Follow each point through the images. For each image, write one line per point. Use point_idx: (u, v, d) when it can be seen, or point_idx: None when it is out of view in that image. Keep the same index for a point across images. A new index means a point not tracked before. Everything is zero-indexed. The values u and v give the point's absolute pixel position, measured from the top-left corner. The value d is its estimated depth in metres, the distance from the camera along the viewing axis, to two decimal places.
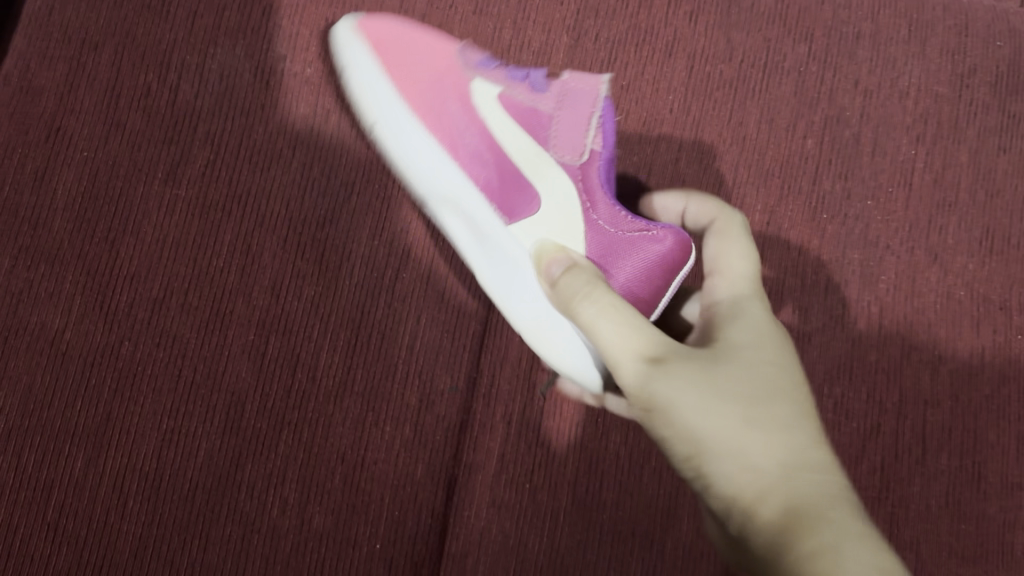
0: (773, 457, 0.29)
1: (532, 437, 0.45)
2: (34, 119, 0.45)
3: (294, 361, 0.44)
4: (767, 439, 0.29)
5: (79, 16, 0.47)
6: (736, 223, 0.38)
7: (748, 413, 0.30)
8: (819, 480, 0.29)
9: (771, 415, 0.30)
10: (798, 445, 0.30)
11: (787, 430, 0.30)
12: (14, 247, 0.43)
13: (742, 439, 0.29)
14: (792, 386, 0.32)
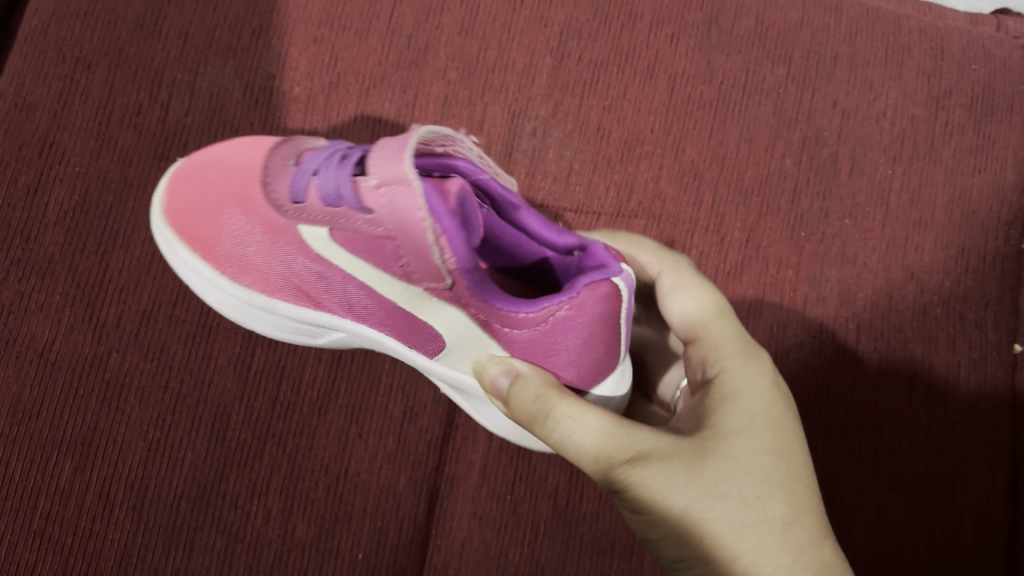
0: (755, 553, 0.31)
1: (512, 449, 0.46)
2: (28, 135, 0.46)
3: (279, 373, 0.45)
4: (759, 542, 0.31)
5: (73, 35, 0.48)
6: (681, 274, 0.40)
7: (724, 513, 0.31)
8: None
9: (749, 507, 0.31)
10: (778, 536, 0.31)
11: (763, 523, 0.31)
12: (6, 260, 0.44)
13: (724, 540, 0.31)
14: (767, 468, 0.33)
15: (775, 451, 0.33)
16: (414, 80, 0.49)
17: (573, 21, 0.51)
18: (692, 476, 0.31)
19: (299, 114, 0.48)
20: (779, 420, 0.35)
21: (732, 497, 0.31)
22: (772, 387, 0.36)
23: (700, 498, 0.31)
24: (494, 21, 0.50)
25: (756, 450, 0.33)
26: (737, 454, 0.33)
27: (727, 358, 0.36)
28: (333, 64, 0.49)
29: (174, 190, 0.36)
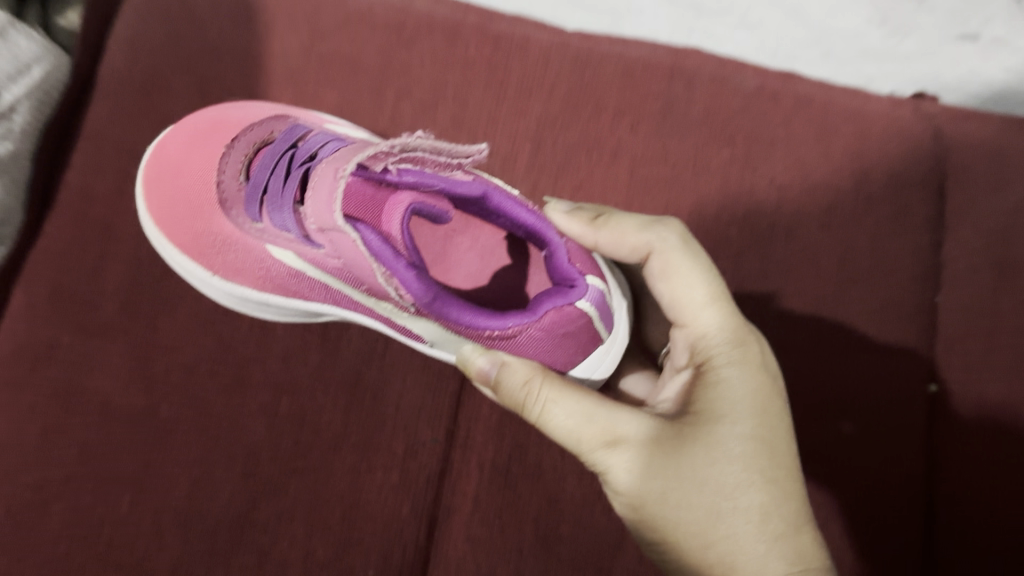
0: (716, 531, 0.38)
1: (499, 480, 0.54)
2: (90, 220, 0.55)
3: (301, 417, 0.53)
4: (720, 523, 0.38)
5: (126, 135, 0.57)
6: (672, 255, 0.44)
7: (693, 496, 0.38)
8: (769, 559, 0.38)
9: (716, 492, 0.38)
10: (743, 518, 0.38)
11: (728, 506, 0.38)
12: (73, 325, 0.53)
13: (689, 519, 0.38)
14: (743, 456, 0.39)
15: (754, 440, 0.39)
16: None
17: (547, 113, 0.59)
18: (662, 464, 0.39)
19: None
20: (763, 407, 0.41)
21: (706, 485, 0.38)
22: (755, 373, 0.42)
23: (675, 486, 0.38)
24: (481, 115, 0.59)
25: (734, 440, 0.39)
26: (713, 443, 0.39)
27: (716, 348, 0.42)
28: None
29: (157, 204, 0.53)
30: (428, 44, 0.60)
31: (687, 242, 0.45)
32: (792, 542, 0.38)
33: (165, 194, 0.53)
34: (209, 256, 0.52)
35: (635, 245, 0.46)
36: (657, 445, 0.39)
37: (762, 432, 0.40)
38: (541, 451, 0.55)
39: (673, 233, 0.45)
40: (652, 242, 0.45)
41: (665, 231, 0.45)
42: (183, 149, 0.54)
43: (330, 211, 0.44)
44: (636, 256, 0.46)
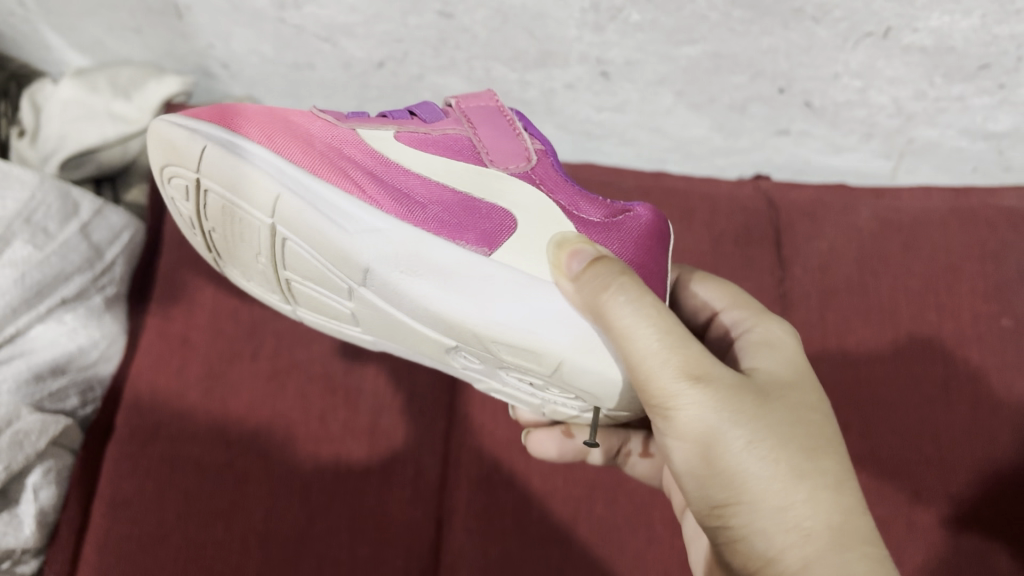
0: (800, 482, 0.45)
1: (483, 486, 0.76)
2: (171, 335, 0.77)
3: (337, 459, 0.75)
4: (807, 476, 0.45)
5: (191, 274, 0.80)
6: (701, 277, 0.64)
7: (781, 445, 0.46)
8: (847, 521, 0.44)
9: (797, 447, 0.46)
10: (820, 476, 0.45)
11: (809, 461, 0.46)
12: (169, 410, 0.74)
13: (778, 466, 0.45)
14: (812, 423, 0.48)
15: (814, 410, 0.49)
16: None
17: None
18: (749, 407, 0.46)
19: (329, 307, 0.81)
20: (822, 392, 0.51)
21: (795, 445, 0.46)
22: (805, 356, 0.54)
23: (765, 436, 0.45)
24: None
25: (801, 408, 0.48)
26: (783, 407, 0.48)
27: (765, 337, 0.55)
28: None
29: (200, 113, 0.50)
30: None
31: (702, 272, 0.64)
32: (861, 505, 0.46)
33: (214, 108, 0.51)
34: (266, 135, 0.49)
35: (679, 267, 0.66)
36: (740, 395, 0.46)
37: (827, 416, 0.49)
38: (512, 463, 0.77)
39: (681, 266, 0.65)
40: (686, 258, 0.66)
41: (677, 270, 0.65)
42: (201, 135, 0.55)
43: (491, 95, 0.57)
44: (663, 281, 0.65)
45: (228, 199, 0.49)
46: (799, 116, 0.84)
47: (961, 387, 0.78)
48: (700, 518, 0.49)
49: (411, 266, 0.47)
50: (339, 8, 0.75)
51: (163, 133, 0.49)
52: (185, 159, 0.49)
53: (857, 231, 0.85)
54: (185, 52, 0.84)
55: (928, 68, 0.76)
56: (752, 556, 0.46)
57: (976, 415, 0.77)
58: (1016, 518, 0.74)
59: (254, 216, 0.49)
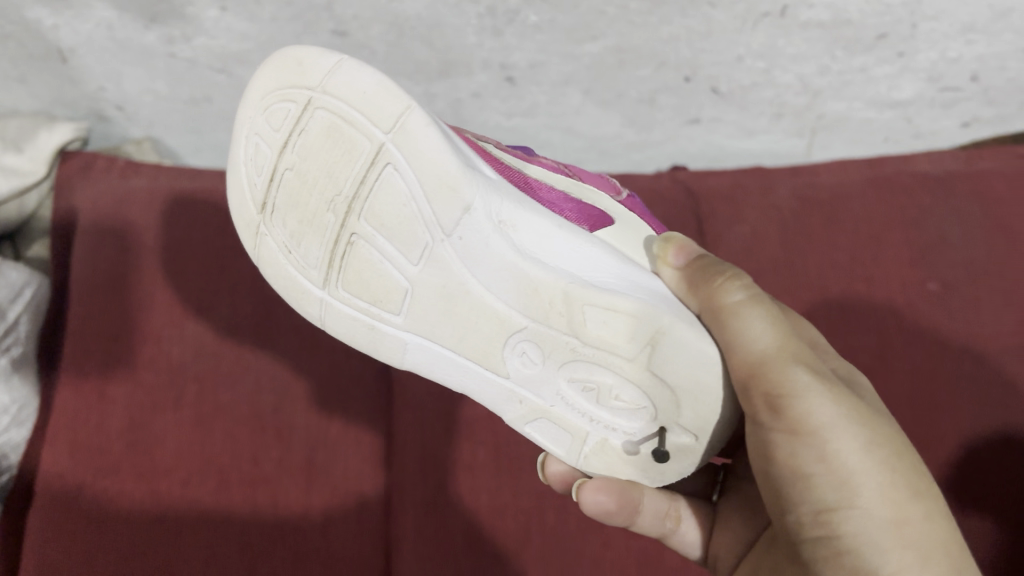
0: (911, 494, 0.46)
1: (429, 511, 0.74)
2: (86, 392, 0.74)
3: (274, 500, 0.72)
4: (915, 487, 0.47)
5: (101, 324, 0.77)
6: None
7: (893, 451, 0.47)
8: (945, 539, 0.46)
9: (904, 456, 0.47)
10: (924, 491, 0.47)
11: (917, 473, 0.47)
12: (93, 470, 0.72)
13: (891, 476, 0.46)
14: None
15: None
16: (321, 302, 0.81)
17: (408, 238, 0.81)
18: (864, 411, 0.47)
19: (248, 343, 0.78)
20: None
21: (904, 451, 0.47)
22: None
23: (876, 443, 0.46)
24: None
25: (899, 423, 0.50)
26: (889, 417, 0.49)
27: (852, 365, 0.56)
28: (267, 309, 0.79)
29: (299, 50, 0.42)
30: None
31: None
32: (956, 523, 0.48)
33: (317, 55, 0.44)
34: None
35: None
36: (850, 395, 0.47)
37: None
38: (457, 483, 0.75)
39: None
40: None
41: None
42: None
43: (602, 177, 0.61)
44: None
45: (341, 119, 0.39)
46: (707, 103, 0.84)
47: (903, 352, 0.78)
48: (799, 532, 0.49)
49: (512, 220, 0.42)
50: (230, 37, 0.73)
51: (283, 54, 0.41)
52: (308, 73, 0.40)
53: (776, 210, 0.84)
54: (74, 98, 0.81)
55: (828, 42, 0.76)
56: (861, 568, 0.46)
57: (920, 379, 0.78)
58: (965, 480, 0.75)
59: (367, 135, 0.39)
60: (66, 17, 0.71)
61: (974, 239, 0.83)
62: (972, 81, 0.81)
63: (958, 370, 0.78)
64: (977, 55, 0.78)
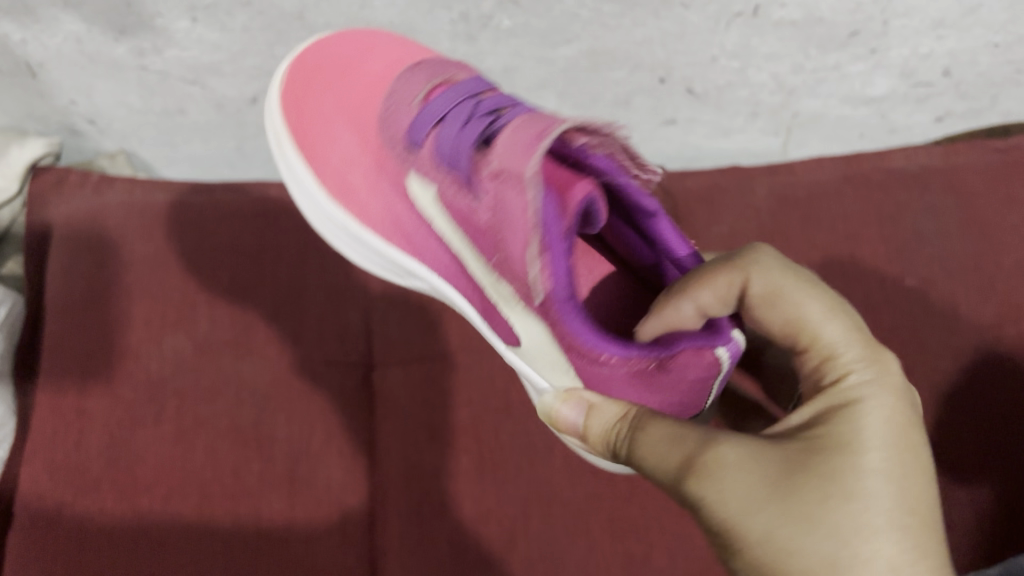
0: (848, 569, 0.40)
1: (414, 519, 0.73)
2: (64, 409, 0.74)
3: (257, 512, 0.72)
4: (860, 559, 0.40)
5: (78, 341, 0.76)
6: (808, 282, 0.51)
7: (817, 522, 0.41)
8: None
9: (833, 523, 0.41)
10: (873, 561, 0.40)
11: (857, 541, 0.41)
12: (73, 488, 0.71)
13: (820, 554, 0.41)
14: (870, 489, 0.42)
15: (884, 473, 0.43)
16: (300, 311, 0.80)
17: None
18: (780, 485, 0.43)
19: (227, 355, 0.77)
20: (903, 446, 0.44)
21: (835, 520, 0.41)
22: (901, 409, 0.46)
23: (784, 524, 0.42)
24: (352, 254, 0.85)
25: (858, 470, 0.43)
26: (829, 476, 0.43)
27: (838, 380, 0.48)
28: (246, 320, 0.79)
29: (286, 105, 0.65)
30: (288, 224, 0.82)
31: (799, 277, 0.51)
32: None
33: (299, 107, 0.65)
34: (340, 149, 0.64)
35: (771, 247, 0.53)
36: (766, 474, 0.44)
37: (898, 475, 0.43)
38: (441, 491, 0.75)
39: (766, 256, 0.52)
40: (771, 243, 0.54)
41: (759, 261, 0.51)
42: (371, 61, 0.67)
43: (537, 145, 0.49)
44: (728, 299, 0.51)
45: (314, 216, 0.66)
46: (683, 104, 0.84)
47: (898, 338, 0.79)
48: None
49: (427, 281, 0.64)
50: (202, 48, 0.72)
51: (267, 112, 0.65)
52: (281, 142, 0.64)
53: (752, 210, 0.84)
54: (45, 112, 0.80)
55: (802, 41, 0.76)
56: None
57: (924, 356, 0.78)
58: (960, 461, 0.75)
59: (318, 222, 0.66)
60: (34, 32, 0.70)
61: (950, 234, 0.84)
62: (944, 76, 0.81)
63: (950, 361, 0.78)
64: (948, 50, 0.78)
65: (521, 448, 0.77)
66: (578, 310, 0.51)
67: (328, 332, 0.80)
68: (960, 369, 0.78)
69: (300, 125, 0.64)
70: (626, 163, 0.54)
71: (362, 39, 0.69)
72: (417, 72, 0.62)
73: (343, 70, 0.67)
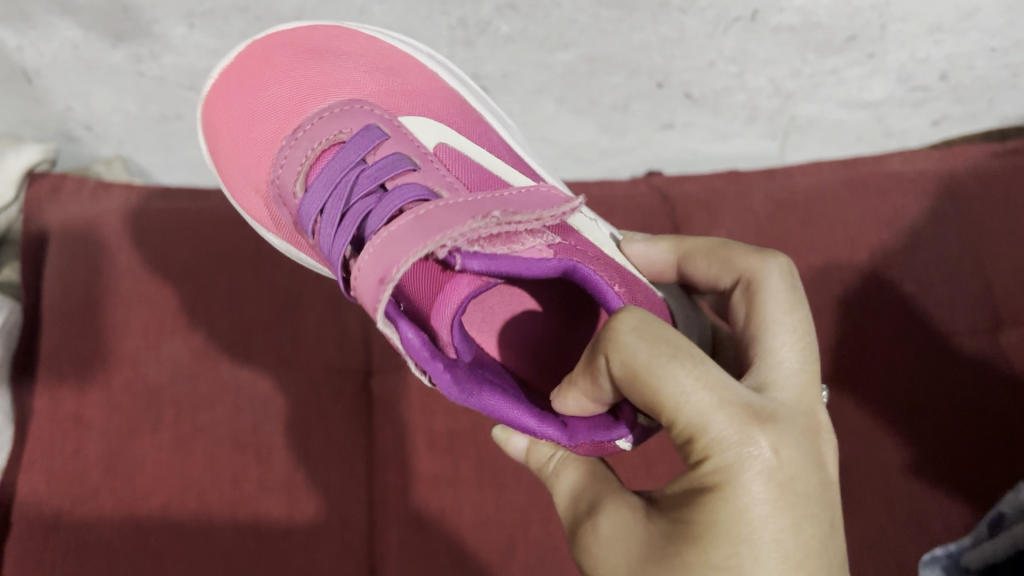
0: None
1: (412, 526, 0.74)
2: (62, 417, 0.74)
3: (257, 520, 0.72)
4: None
5: (77, 349, 0.76)
6: (743, 298, 0.45)
7: None
8: None
9: None
10: None
11: None
12: (72, 497, 0.71)
13: None
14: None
15: (781, 555, 0.37)
16: (298, 316, 0.79)
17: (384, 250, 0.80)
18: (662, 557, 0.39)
19: (224, 362, 0.77)
20: (794, 487, 0.38)
21: None
22: (802, 452, 0.39)
23: None
24: None
25: (758, 552, 0.37)
26: (730, 556, 0.37)
27: (778, 437, 0.38)
28: (243, 326, 0.78)
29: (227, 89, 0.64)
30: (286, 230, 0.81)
31: (667, 346, 0.38)
32: None
33: (234, 101, 0.64)
34: (255, 150, 0.63)
35: (715, 255, 0.48)
36: (651, 543, 0.40)
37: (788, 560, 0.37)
38: (440, 499, 0.75)
39: (635, 321, 0.39)
40: (727, 240, 0.48)
41: (622, 332, 0.38)
42: (284, 76, 0.63)
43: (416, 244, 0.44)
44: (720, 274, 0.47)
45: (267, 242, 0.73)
46: (680, 108, 0.84)
47: (896, 346, 0.80)
48: None
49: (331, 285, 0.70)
50: (199, 53, 0.72)
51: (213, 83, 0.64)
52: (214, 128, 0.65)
53: (751, 216, 0.84)
54: (42, 118, 0.80)
55: (799, 45, 0.76)
56: None
57: (927, 362, 0.80)
58: (961, 467, 0.77)
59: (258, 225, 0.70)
60: (30, 38, 0.70)
61: (948, 240, 0.84)
62: (941, 80, 0.81)
63: (951, 367, 0.79)
64: (945, 55, 0.78)
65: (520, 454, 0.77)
66: (484, 387, 0.45)
67: (327, 334, 0.79)
68: (958, 376, 0.79)
69: (233, 134, 0.64)
70: (508, 241, 0.50)
71: (279, 42, 0.64)
72: (311, 127, 0.59)
73: (258, 91, 0.63)
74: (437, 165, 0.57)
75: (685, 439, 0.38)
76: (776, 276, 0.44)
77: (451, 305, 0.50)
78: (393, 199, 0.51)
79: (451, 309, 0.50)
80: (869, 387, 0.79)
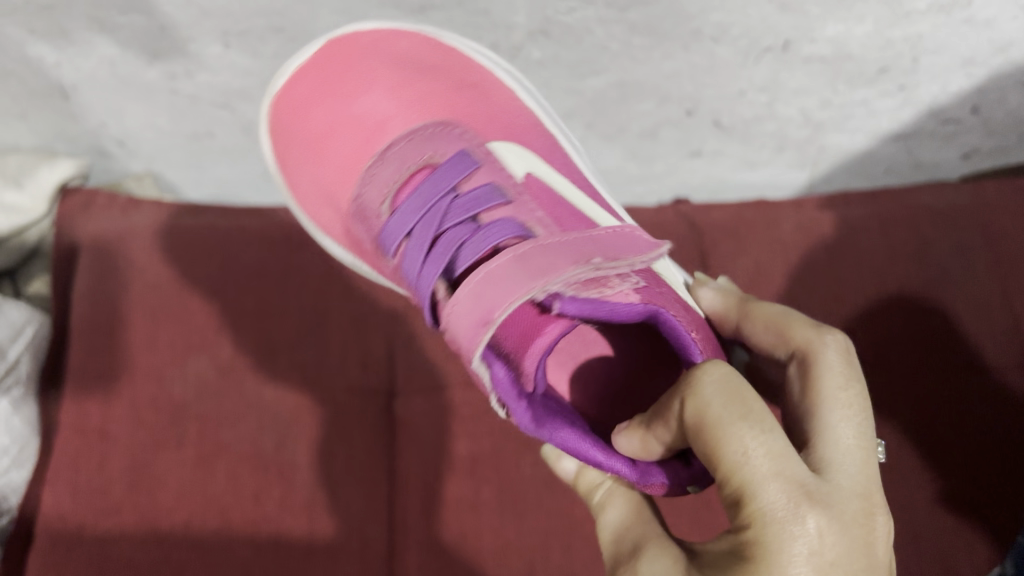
0: None
1: (432, 548, 0.74)
2: (88, 432, 0.75)
3: (277, 538, 0.73)
4: None
5: (105, 363, 0.77)
6: (796, 372, 0.46)
7: None
8: None
9: None
10: None
11: None
12: (97, 513, 0.73)
13: None
14: None
15: None
16: (322, 336, 0.79)
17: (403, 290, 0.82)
18: None
19: (248, 382, 0.77)
20: (834, 571, 0.39)
21: None
22: (848, 539, 0.40)
23: None
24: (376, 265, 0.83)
25: None
26: None
27: (829, 516, 0.39)
28: (270, 346, 0.78)
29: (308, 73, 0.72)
30: (312, 250, 0.82)
31: (743, 404, 0.40)
32: None
33: (309, 83, 0.72)
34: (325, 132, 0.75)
35: (772, 321, 0.49)
36: None
37: None
38: (461, 522, 0.75)
39: (718, 373, 0.42)
40: (787, 309, 0.50)
41: (705, 380, 0.41)
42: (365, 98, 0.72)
43: (521, 289, 0.48)
44: (778, 341, 0.49)
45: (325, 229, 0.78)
46: (710, 136, 0.83)
47: (932, 379, 0.81)
48: None
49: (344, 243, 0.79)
50: (233, 72, 0.72)
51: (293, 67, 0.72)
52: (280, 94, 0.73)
53: (781, 246, 0.84)
54: (76, 133, 0.80)
55: (830, 76, 0.76)
56: None
57: (960, 397, 0.80)
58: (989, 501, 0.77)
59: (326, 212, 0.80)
60: (68, 54, 0.71)
61: (976, 277, 0.84)
62: (973, 113, 0.81)
63: (982, 400, 0.80)
64: (977, 88, 0.78)
65: (543, 480, 0.76)
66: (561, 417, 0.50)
67: (350, 356, 0.79)
68: (984, 410, 0.80)
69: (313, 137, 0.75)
70: (598, 286, 0.51)
71: (348, 57, 0.71)
72: (395, 149, 0.65)
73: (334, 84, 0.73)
74: (526, 200, 0.62)
75: (735, 497, 0.40)
76: (829, 351, 0.46)
77: (539, 343, 0.53)
78: (489, 235, 0.57)
79: (540, 347, 0.53)
80: (913, 407, 0.80)
